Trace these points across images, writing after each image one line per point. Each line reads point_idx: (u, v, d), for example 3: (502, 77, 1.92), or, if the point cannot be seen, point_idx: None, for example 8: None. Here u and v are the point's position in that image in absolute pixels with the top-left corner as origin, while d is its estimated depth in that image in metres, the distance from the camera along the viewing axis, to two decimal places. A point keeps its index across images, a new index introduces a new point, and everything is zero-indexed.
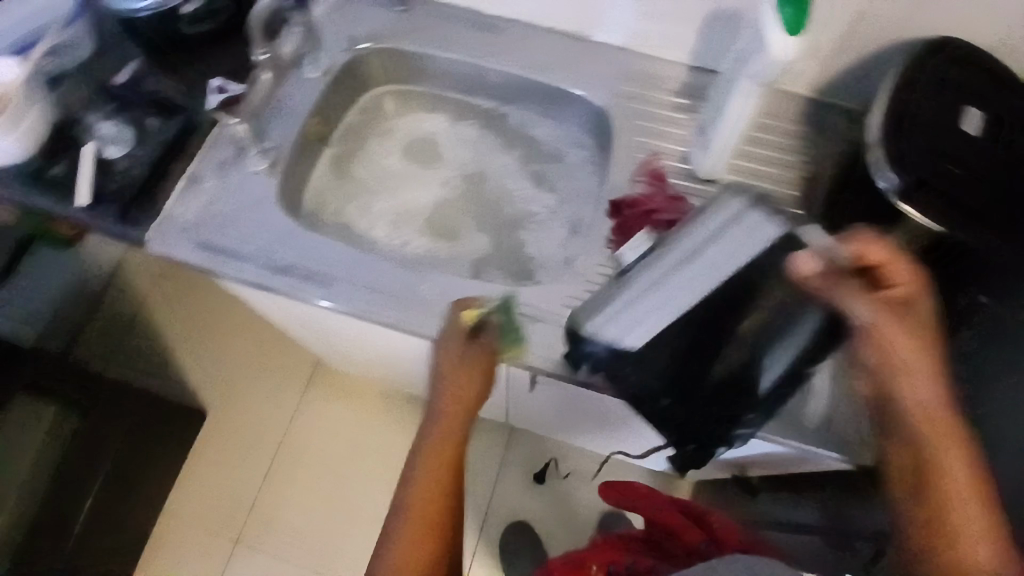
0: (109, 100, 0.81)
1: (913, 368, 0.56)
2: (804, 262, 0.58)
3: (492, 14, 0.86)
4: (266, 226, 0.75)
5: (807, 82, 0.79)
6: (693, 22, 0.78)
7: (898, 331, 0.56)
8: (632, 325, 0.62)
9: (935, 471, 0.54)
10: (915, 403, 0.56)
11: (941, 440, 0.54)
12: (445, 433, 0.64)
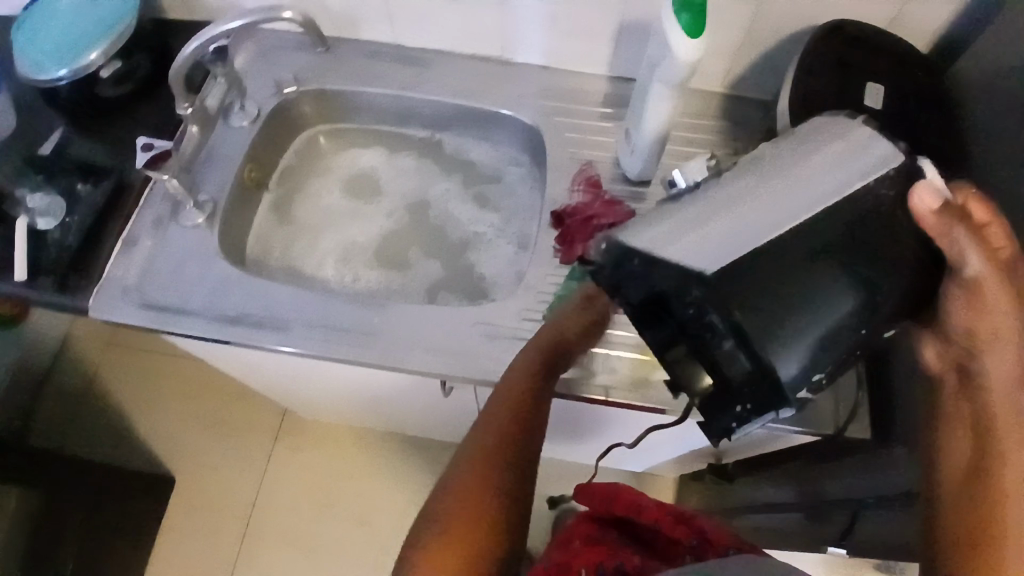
0: (36, 170, 0.79)
1: (1010, 340, 0.45)
2: (923, 196, 0.44)
3: (413, 47, 0.89)
4: (211, 278, 0.75)
5: (722, 79, 0.83)
6: (606, 34, 0.81)
7: (1000, 290, 0.44)
8: (697, 242, 0.42)
9: (996, 459, 0.45)
10: (1001, 384, 0.46)
11: (1012, 426, 0.45)
12: (507, 420, 0.59)
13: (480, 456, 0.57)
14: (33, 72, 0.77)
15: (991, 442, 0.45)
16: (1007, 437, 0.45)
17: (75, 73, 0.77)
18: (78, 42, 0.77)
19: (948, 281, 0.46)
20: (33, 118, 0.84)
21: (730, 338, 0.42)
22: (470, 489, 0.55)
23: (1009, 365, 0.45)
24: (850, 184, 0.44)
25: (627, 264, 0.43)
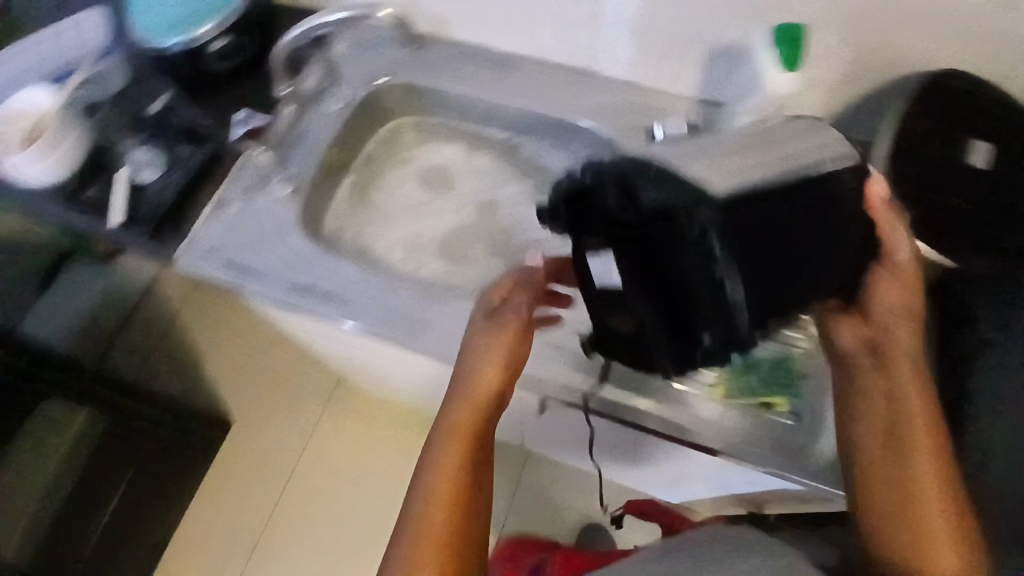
0: (143, 126, 0.85)
1: (902, 330, 0.58)
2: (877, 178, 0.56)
3: (503, 50, 0.91)
4: (287, 248, 0.79)
5: (814, 114, 0.81)
6: (696, 58, 0.80)
7: (905, 280, 0.58)
8: (730, 169, 0.55)
9: (905, 448, 0.55)
10: (903, 369, 0.57)
11: (921, 426, 0.55)
12: (467, 428, 0.61)
13: (445, 480, 0.58)
14: (149, 37, 0.83)
15: (897, 408, 0.56)
16: (917, 405, 0.56)
17: (187, 43, 0.82)
18: (193, 16, 0.83)
19: (882, 266, 0.58)
20: None
21: (716, 265, 0.50)
22: (440, 514, 0.56)
23: (903, 347, 0.58)
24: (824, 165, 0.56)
25: (643, 170, 0.55)
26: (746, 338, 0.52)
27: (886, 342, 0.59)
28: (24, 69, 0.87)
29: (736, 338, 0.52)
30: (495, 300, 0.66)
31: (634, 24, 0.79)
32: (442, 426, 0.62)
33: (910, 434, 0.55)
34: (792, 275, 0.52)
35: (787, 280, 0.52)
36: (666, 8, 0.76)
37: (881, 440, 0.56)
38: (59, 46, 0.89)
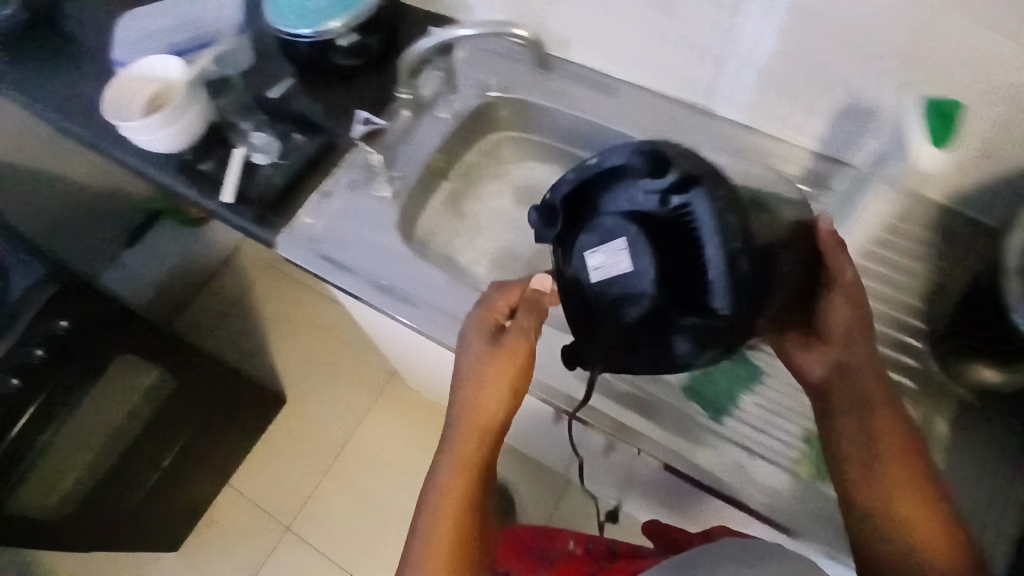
0: (262, 111, 0.88)
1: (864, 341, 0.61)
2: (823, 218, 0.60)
3: (616, 78, 0.90)
4: (382, 248, 0.80)
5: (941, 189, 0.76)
6: (825, 114, 0.78)
7: (860, 299, 0.60)
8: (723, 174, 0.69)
9: (896, 454, 0.57)
10: (871, 380, 0.60)
11: (897, 435, 0.58)
12: (470, 449, 0.59)
13: (448, 519, 0.57)
14: (281, 25, 0.85)
15: (869, 414, 0.59)
16: (882, 410, 0.59)
17: (315, 36, 0.84)
18: (325, 9, 0.84)
19: (835, 291, 0.60)
20: (270, 62, 0.93)
21: (702, 239, 0.51)
22: (442, 551, 0.56)
23: (863, 359, 0.61)
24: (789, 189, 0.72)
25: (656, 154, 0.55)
26: (746, 329, 0.53)
27: (852, 355, 0.61)
28: (151, 36, 0.90)
29: (740, 325, 0.52)
30: (495, 318, 0.63)
31: (762, 71, 0.77)
32: (443, 463, 0.59)
33: (884, 439, 0.58)
34: (775, 271, 0.54)
35: (772, 273, 0.53)
36: (800, 60, 0.73)
37: (856, 446, 0.59)
38: (185, 15, 0.91)
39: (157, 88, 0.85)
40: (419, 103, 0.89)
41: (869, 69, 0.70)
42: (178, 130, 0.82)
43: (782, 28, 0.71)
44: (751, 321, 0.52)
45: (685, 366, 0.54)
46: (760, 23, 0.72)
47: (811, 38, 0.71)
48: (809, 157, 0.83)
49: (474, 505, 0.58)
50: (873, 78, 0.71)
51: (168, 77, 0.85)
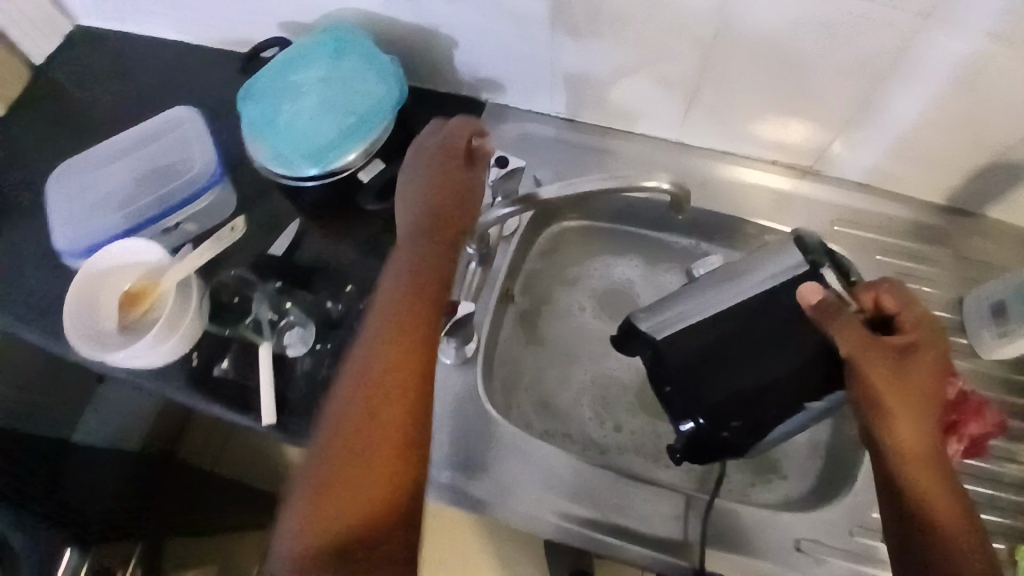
0: (278, 276, 0.71)
1: (894, 412, 0.53)
2: (809, 290, 0.58)
3: (695, 147, 0.77)
4: (477, 433, 0.68)
5: None
6: (960, 170, 0.68)
7: (875, 359, 0.54)
8: (691, 306, 0.64)
9: (919, 501, 0.52)
10: (911, 437, 0.53)
11: (921, 475, 0.53)
12: (406, 348, 0.53)
13: (361, 471, 0.49)
14: (275, 162, 0.69)
15: (899, 475, 0.54)
16: (920, 468, 0.53)
17: (326, 174, 0.69)
18: (336, 139, 0.68)
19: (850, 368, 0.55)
20: (268, 204, 0.76)
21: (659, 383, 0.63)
22: (366, 468, 0.49)
23: (905, 416, 0.53)
24: (766, 279, 0.63)
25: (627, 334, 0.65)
26: (786, 403, 0.59)
27: (883, 412, 0.54)
28: (106, 204, 0.74)
29: (771, 399, 0.59)
30: (461, 145, 0.62)
31: (900, 135, 0.66)
32: (355, 407, 0.51)
33: (925, 492, 0.53)
34: (761, 343, 0.61)
35: (788, 357, 0.60)
36: (947, 125, 0.63)
37: (891, 503, 0.54)
38: (148, 170, 0.75)
39: (134, 279, 0.69)
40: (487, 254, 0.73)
41: None
42: (179, 334, 0.66)
43: (931, 94, 0.61)
44: (767, 395, 0.60)
45: (742, 447, 0.61)
46: (909, 85, 0.61)
47: (968, 103, 0.60)
48: (929, 213, 0.73)
49: (399, 470, 0.50)
50: None
51: (144, 261, 0.69)
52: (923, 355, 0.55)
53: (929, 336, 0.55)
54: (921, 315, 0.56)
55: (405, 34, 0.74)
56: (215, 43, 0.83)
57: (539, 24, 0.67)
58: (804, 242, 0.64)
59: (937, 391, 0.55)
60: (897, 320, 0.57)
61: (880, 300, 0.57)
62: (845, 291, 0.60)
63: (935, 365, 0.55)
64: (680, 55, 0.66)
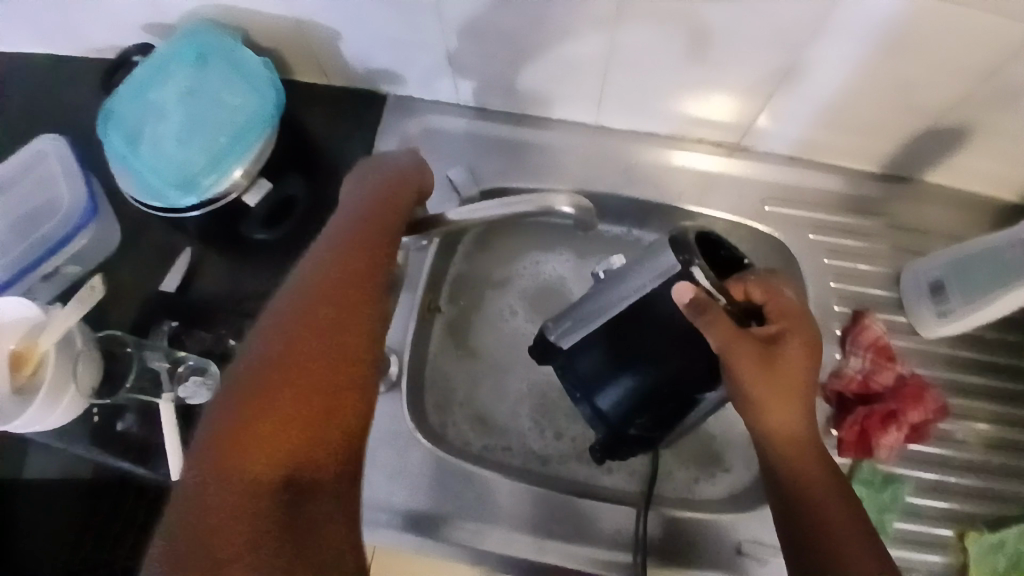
0: (171, 315, 0.66)
1: (768, 405, 0.50)
2: (683, 290, 0.48)
3: (617, 129, 0.72)
4: (406, 465, 0.65)
5: (1011, 185, 0.66)
6: (892, 137, 0.64)
7: (747, 352, 0.48)
8: (590, 311, 0.56)
9: (801, 484, 0.51)
10: (783, 425, 0.51)
11: (795, 459, 0.51)
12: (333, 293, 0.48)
13: (291, 403, 0.44)
14: (144, 197, 0.62)
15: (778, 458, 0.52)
16: (799, 456, 0.51)
17: (207, 204, 0.62)
18: (210, 163, 0.62)
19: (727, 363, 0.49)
20: (157, 234, 0.70)
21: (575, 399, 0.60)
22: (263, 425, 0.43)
23: (774, 405, 0.50)
24: (650, 279, 0.52)
25: (544, 350, 0.60)
26: (682, 396, 0.53)
27: (755, 408, 0.50)
28: None
29: (666, 392, 0.53)
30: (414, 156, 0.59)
31: (825, 104, 0.61)
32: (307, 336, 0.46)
33: (803, 478, 0.51)
34: (657, 343, 0.52)
35: (682, 355, 0.52)
36: (876, 90, 0.58)
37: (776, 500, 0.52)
38: (15, 213, 0.69)
39: (15, 337, 0.59)
40: (394, 280, 0.65)
41: (970, 94, 0.56)
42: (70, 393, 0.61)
43: (857, 59, 0.55)
44: (657, 393, 0.53)
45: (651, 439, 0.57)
46: (834, 54, 0.55)
47: (898, 67, 0.55)
48: (863, 182, 0.69)
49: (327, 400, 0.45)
50: (975, 102, 0.57)
51: None
52: (790, 344, 0.50)
53: (794, 321, 0.51)
54: (781, 302, 0.51)
55: (277, 29, 0.65)
56: (76, 52, 0.74)
57: (424, 15, 0.60)
58: (681, 237, 0.51)
59: (806, 379, 0.51)
60: (761, 308, 0.51)
61: (747, 293, 0.51)
62: (720, 283, 0.50)
63: (803, 352, 0.50)
64: (583, 37, 0.59)
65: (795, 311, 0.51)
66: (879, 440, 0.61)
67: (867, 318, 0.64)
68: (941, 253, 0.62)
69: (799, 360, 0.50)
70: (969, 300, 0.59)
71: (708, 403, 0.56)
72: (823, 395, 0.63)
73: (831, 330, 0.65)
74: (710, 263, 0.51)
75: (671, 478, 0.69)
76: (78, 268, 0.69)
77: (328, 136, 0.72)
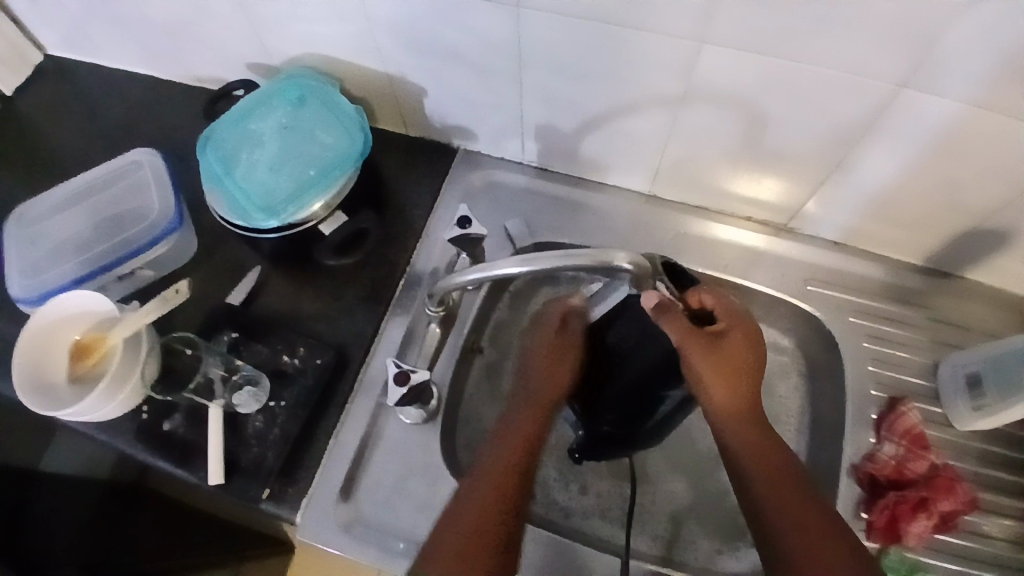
0: (232, 326, 0.70)
1: (726, 387, 0.53)
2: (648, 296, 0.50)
3: (667, 199, 0.76)
4: (435, 499, 0.66)
5: None
6: (935, 233, 0.67)
7: (703, 345, 0.51)
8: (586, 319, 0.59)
9: (777, 475, 0.54)
10: (732, 403, 0.54)
11: (764, 454, 0.54)
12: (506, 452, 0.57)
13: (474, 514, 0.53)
14: (231, 214, 0.67)
15: (744, 451, 0.55)
16: (749, 430, 0.55)
17: (286, 226, 0.67)
18: (296, 192, 0.67)
19: (688, 351, 0.51)
20: (229, 249, 0.75)
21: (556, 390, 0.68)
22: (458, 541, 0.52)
23: (722, 387, 0.53)
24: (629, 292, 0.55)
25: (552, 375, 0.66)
26: (646, 391, 0.57)
27: (705, 387, 0.53)
28: (59, 252, 0.72)
29: (631, 388, 0.57)
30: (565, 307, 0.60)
31: (872, 196, 0.65)
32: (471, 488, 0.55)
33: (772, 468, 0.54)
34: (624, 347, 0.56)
35: (641, 359, 0.55)
36: (921, 185, 0.61)
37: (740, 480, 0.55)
38: (103, 216, 0.74)
39: (82, 329, 0.66)
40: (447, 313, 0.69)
41: (1016, 200, 0.59)
42: (128, 388, 0.64)
43: (906, 156, 0.59)
44: (621, 391, 0.58)
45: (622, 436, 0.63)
46: (883, 150, 0.59)
47: (946, 168, 0.58)
48: (901, 274, 0.72)
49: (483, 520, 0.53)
50: (1017, 208, 0.60)
51: (92, 311, 0.66)
52: (732, 337, 0.53)
53: (733, 320, 0.54)
54: (724, 303, 0.54)
55: (370, 79, 0.72)
56: (184, 79, 0.82)
57: (505, 79, 0.66)
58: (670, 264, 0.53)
59: (750, 369, 0.54)
60: (709, 311, 0.53)
61: (700, 300, 0.53)
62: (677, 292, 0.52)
63: (744, 343, 0.53)
64: (646, 113, 0.64)
65: (734, 312, 0.54)
66: (909, 528, 0.61)
67: (903, 405, 0.65)
68: (978, 347, 0.64)
69: (742, 352, 0.53)
70: (1004, 396, 0.60)
71: (674, 402, 0.59)
72: (855, 477, 0.64)
73: (866, 414, 0.67)
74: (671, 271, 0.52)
75: (695, 547, 0.69)
76: (152, 272, 0.73)
77: (399, 178, 0.78)
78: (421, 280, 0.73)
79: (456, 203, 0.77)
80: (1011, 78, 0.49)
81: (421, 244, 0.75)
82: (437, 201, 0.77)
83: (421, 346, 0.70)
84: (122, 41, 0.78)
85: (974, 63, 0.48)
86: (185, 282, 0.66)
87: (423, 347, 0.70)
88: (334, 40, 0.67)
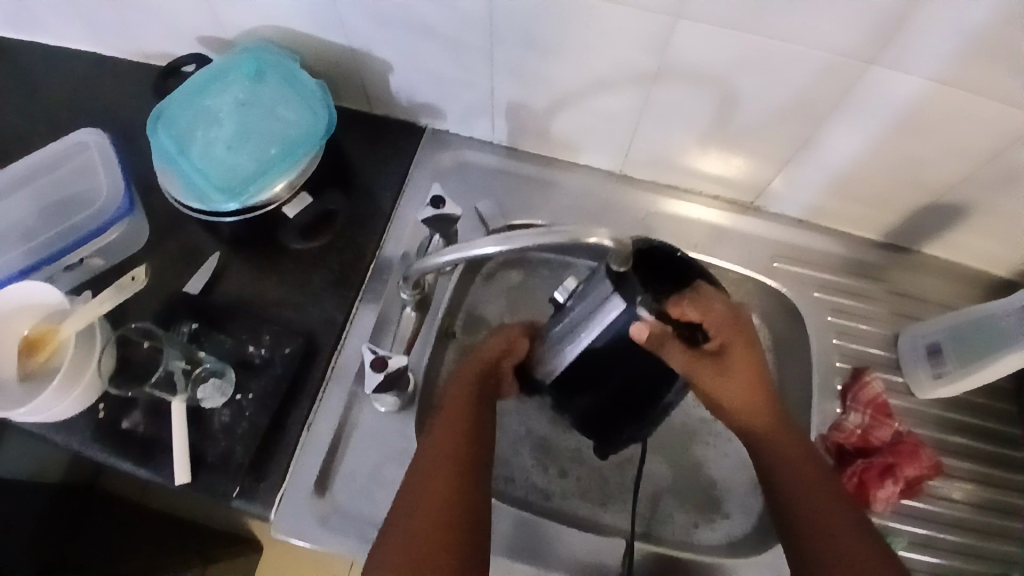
0: (192, 315, 0.66)
1: (745, 393, 0.56)
2: (638, 329, 0.49)
3: (637, 178, 0.76)
4: None
5: (996, 262, 0.72)
6: (896, 209, 0.69)
7: (708, 367, 0.55)
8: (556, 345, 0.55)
9: (795, 469, 0.55)
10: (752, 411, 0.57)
11: (781, 446, 0.56)
12: (448, 442, 0.54)
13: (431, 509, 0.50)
14: (188, 197, 0.64)
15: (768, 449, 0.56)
16: (771, 431, 0.56)
17: (247, 209, 0.64)
18: (256, 173, 0.64)
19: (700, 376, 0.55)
20: (185, 235, 0.71)
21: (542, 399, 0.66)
22: (426, 542, 0.49)
23: (739, 397, 0.57)
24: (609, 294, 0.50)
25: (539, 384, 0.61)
26: (642, 388, 0.55)
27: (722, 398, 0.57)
28: (1, 241, 0.67)
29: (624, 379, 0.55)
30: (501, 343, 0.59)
31: (836, 173, 0.66)
32: (416, 485, 0.52)
33: (786, 454, 0.55)
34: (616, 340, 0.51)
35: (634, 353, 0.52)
36: (885, 162, 0.63)
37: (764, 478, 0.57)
38: (49, 202, 0.69)
39: (29, 323, 0.62)
40: (423, 298, 0.67)
41: (974, 175, 0.61)
42: (84, 382, 0.60)
43: (871, 133, 0.60)
44: (614, 380, 0.55)
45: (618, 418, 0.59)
46: (847, 127, 0.60)
47: (909, 144, 0.60)
48: (862, 250, 0.74)
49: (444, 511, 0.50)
50: (973, 183, 0.62)
51: (38, 303, 0.61)
52: (731, 346, 0.55)
53: (730, 329, 0.55)
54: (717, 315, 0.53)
55: (333, 55, 0.69)
56: (130, 56, 0.77)
57: (475, 56, 0.64)
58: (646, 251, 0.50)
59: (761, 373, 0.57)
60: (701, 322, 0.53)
61: (685, 312, 0.51)
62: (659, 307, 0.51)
63: (744, 349, 0.56)
64: (619, 90, 0.64)
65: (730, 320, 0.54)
66: (875, 494, 0.63)
67: (867, 376, 0.68)
68: (937, 318, 0.67)
69: (745, 357, 0.56)
70: (963, 364, 0.63)
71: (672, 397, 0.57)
72: (824, 446, 0.66)
73: (832, 386, 0.69)
74: (643, 268, 0.50)
75: (671, 521, 0.70)
76: (103, 260, 0.69)
77: (365, 159, 0.75)
78: (391, 265, 0.71)
79: (425, 185, 0.75)
80: (975, 56, 0.50)
81: (391, 226, 0.73)
82: (406, 183, 0.75)
83: (395, 331, 0.68)
84: (56, 13, 0.72)
85: (940, 40, 0.50)
86: (145, 269, 0.62)
87: (398, 333, 0.67)
88: (295, 13, 0.64)
